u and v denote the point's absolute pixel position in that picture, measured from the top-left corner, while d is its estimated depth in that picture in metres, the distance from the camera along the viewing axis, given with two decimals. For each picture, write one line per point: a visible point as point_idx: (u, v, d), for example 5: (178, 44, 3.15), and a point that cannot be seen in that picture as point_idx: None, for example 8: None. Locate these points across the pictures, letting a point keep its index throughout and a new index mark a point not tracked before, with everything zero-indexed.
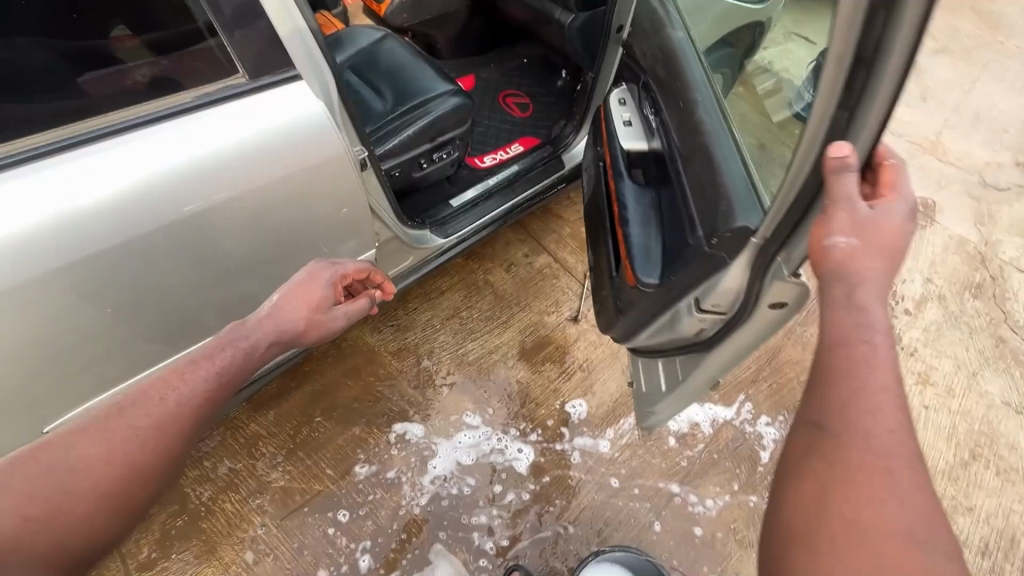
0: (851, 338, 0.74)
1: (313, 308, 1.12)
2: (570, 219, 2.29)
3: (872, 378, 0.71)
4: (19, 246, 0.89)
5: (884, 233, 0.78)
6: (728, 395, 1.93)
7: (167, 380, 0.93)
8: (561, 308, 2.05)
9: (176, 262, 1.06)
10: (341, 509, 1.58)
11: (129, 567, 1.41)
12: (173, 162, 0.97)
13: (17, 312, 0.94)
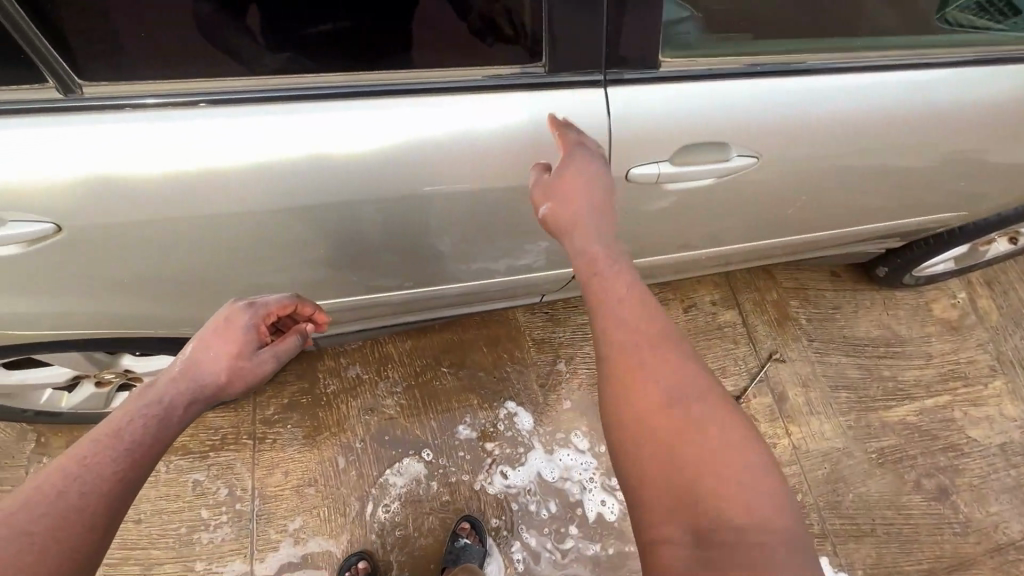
0: (585, 271, 0.81)
1: (238, 354, 0.88)
2: (780, 285, 1.95)
3: (609, 294, 0.78)
4: (284, 176, 0.90)
5: (574, 190, 0.86)
6: None
7: (63, 470, 0.67)
8: (723, 379, 1.78)
9: (386, 228, 1.03)
10: (426, 448, 1.61)
11: (255, 416, 1.58)
12: (443, 138, 0.93)
13: (256, 228, 0.96)
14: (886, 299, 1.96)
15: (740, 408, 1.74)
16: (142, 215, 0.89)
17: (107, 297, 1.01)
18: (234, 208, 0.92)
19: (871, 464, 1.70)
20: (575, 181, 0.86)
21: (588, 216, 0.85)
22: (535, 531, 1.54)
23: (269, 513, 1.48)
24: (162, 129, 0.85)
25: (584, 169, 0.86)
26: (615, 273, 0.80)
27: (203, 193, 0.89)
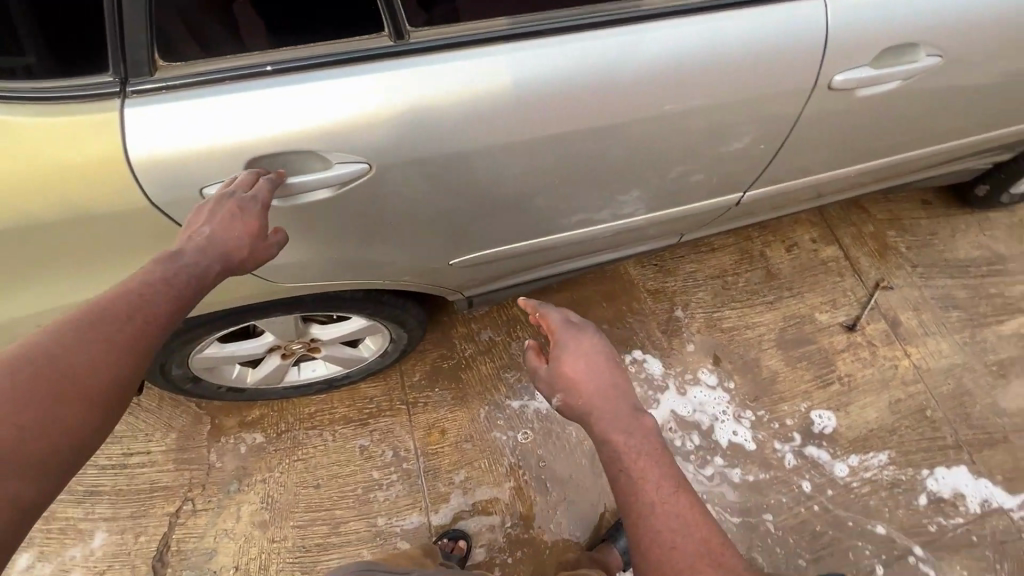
0: (611, 469, 0.75)
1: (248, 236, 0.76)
2: (876, 217, 1.99)
3: (639, 497, 0.71)
4: (551, 102, 0.96)
5: (575, 372, 0.83)
6: (1014, 482, 1.60)
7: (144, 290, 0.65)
8: (836, 310, 1.84)
9: (601, 158, 1.08)
10: None
11: (405, 382, 1.68)
12: (688, 58, 1.00)
13: (513, 159, 1.00)
14: (980, 220, 2.00)
15: (857, 336, 1.80)
16: (416, 155, 0.92)
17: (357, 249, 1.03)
18: (488, 145, 0.95)
19: (992, 375, 1.74)
20: (578, 364, 0.83)
21: (599, 390, 0.81)
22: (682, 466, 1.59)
23: (435, 469, 1.58)
24: (440, 69, 0.88)
25: (577, 349, 0.85)
26: (645, 461, 0.74)
27: (483, 124, 0.93)
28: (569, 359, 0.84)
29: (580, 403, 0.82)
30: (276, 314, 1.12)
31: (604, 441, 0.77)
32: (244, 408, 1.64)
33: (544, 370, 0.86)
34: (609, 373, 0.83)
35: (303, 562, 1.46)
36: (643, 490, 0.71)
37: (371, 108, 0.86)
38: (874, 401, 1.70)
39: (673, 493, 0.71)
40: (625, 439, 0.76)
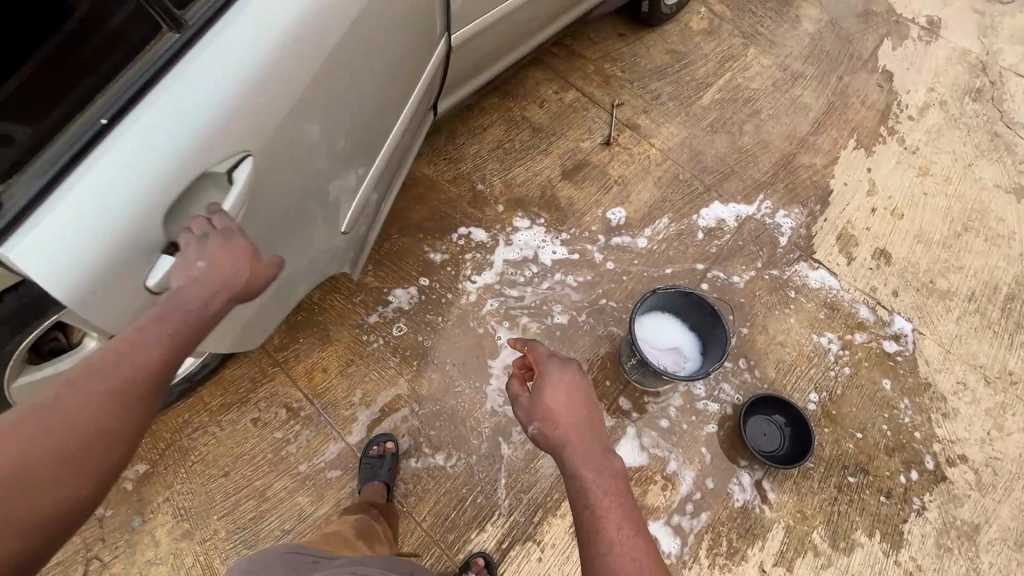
0: (576, 498, 0.87)
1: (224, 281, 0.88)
2: (592, 57, 2.41)
3: (608, 517, 0.84)
4: (285, 72, 0.96)
5: (555, 403, 0.97)
6: (749, 196, 2.14)
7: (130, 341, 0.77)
8: (593, 135, 2.23)
9: (367, 80, 1.18)
10: (421, 277, 1.87)
11: (268, 348, 1.71)
12: None
13: (289, 132, 1.03)
14: (661, 34, 2.53)
15: (615, 147, 2.21)
16: (227, 154, 0.92)
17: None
18: (281, 109, 0.98)
19: (709, 134, 2.28)
20: (558, 395, 0.98)
21: (568, 428, 0.94)
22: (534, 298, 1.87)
23: (332, 402, 1.65)
24: (179, 110, 0.85)
25: (557, 387, 0.99)
26: (609, 504, 0.85)
27: (245, 128, 0.93)
28: (551, 390, 0.98)
29: (556, 432, 0.94)
30: None
31: (574, 474, 0.89)
32: None
33: (525, 399, 1.00)
34: (587, 410, 0.98)
35: (245, 539, 1.47)
36: (604, 524, 0.83)
37: (158, 176, 0.84)
38: (645, 186, 2.13)
39: (626, 525, 0.83)
40: (593, 475, 0.89)
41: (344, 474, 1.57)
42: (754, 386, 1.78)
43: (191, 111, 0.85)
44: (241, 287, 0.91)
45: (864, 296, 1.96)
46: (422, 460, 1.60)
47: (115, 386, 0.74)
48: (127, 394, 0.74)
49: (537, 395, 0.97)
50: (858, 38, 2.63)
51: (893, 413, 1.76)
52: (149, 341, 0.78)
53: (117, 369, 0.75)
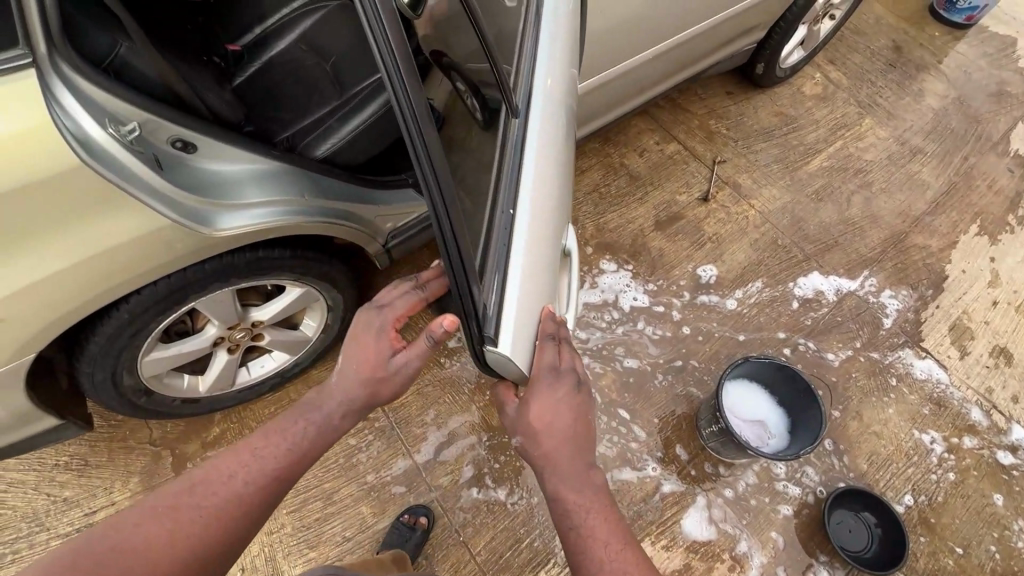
0: (563, 520, 0.86)
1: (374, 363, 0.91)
2: (697, 112, 2.42)
3: (594, 541, 0.83)
4: (562, 161, 1.04)
5: (541, 421, 0.86)
6: (852, 270, 2.04)
7: (268, 437, 0.91)
8: (691, 189, 2.22)
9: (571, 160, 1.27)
10: None
11: None
12: (571, 61, 1.15)
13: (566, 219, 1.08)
14: (771, 96, 2.49)
15: (713, 203, 2.18)
16: (555, 239, 0.95)
17: (299, 221, 1.18)
18: (564, 194, 1.05)
19: (813, 201, 2.20)
20: (555, 408, 0.87)
21: (559, 448, 0.87)
22: (613, 345, 1.85)
23: (405, 418, 1.69)
24: (531, 206, 0.88)
25: (547, 403, 0.86)
26: (596, 523, 0.85)
27: (558, 214, 0.98)
28: (538, 402, 0.86)
29: (539, 452, 0.88)
30: (213, 288, 1.20)
31: (557, 495, 0.87)
32: (201, 429, 1.65)
33: (513, 415, 0.89)
34: (579, 425, 0.89)
35: (308, 539, 1.52)
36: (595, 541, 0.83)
37: (538, 263, 0.86)
38: (740, 246, 2.08)
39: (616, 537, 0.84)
40: (577, 493, 0.86)
41: (408, 491, 1.59)
42: (841, 475, 1.65)
43: (543, 189, 0.92)
44: (376, 387, 0.92)
45: (978, 397, 1.79)
46: (484, 492, 1.59)
47: (218, 506, 0.83)
48: (236, 504, 0.84)
49: (523, 415, 0.87)
50: (989, 118, 2.47)
51: (1003, 533, 1.58)
52: (258, 459, 0.88)
53: (223, 490, 0.84)
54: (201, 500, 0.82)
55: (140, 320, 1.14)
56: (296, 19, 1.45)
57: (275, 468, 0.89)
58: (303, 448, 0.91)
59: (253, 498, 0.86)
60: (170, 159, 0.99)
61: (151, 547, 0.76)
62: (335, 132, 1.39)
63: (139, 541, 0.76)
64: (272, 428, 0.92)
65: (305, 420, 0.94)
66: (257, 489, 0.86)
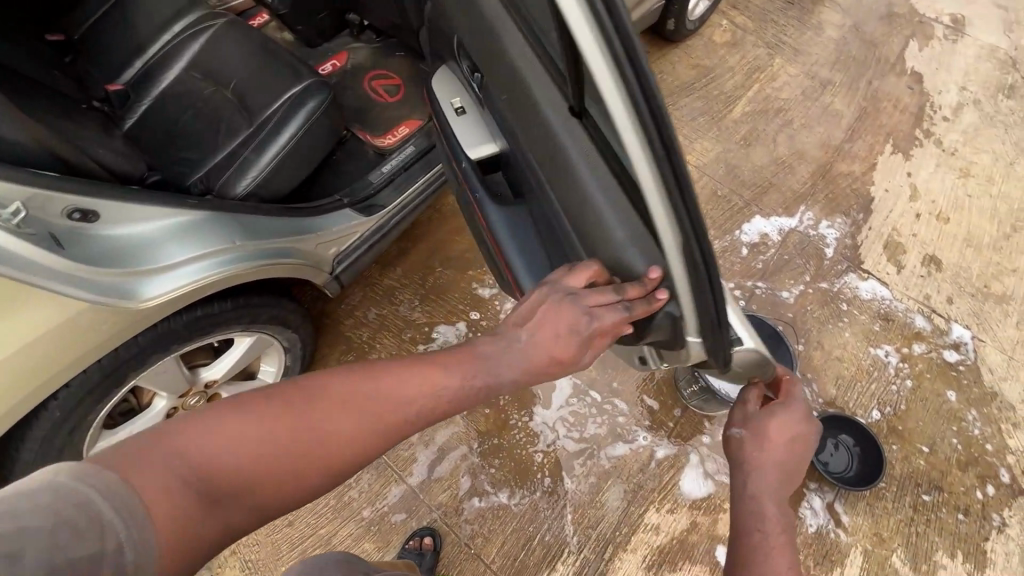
0: (750, 525, 0.85)
1: (561, 360, 0.84)
2: None
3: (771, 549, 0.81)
4: None
5: (774, 431, 0.95)
6: (790, 208, 2.12)
7: (428, 377, 0.81)
8: None
9: None
10: (471, 312, 1.87)
11: None
12: None
13: None
14: (685, 50, 2.52)
15: None
16: None
17: (234, 271, 1.08)
18: None
19: (743, 148, 2.26)
20: (780, 429, 0.95)
21: (774, 460, 0.92)
22: None
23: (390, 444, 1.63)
24: None
25: (785, 425, 0.95)
26: (782, 545, 0.82)
27: None
28: (778, 420, 0.96)
29: (756, 455, 0.94)
30: (152, 362, 1.08)
31: (755, 497, 0.89)
32: None
33: (754, 411, 0.99)
34: (792, 456, 0.94)
35: None
36: (765, 518, 0.85)
37: None
38: None
39: (782, 535, 0.83)
40: (777, 509, 0.87)
41: (409, 517, 1.55)
42: (816, 405, 1.74)
43: None
44: (562, 363, 0.85)
45: (919, 305, 1.92)
46: (486, 499, 1.57)
47: (335, 440, 0.71)
48: (362, 445, 0.73)
49: (766, 417, 0.96)
50: (883, 41, 2.60)
51: (961, 425, 1.72)
52: (401, 405, 0.77)
53: (379, 413, 0.75)
54: (355, 422, 0.73)
55: (75, 415, 1.02)
56: (185, 44, 1.41)
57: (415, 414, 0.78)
58: (455, 401, 0.81)
59: (395, 430, 0.77)
60: (67, 234, 0.88)
61: (298, 443, 0.69)
62: (253, 165, 1.26)
63: (293, 429, 0.69)
64: (445, 362, 0.83)
65: (476, 379, 0.83)
66: (399, 425, 0.77)
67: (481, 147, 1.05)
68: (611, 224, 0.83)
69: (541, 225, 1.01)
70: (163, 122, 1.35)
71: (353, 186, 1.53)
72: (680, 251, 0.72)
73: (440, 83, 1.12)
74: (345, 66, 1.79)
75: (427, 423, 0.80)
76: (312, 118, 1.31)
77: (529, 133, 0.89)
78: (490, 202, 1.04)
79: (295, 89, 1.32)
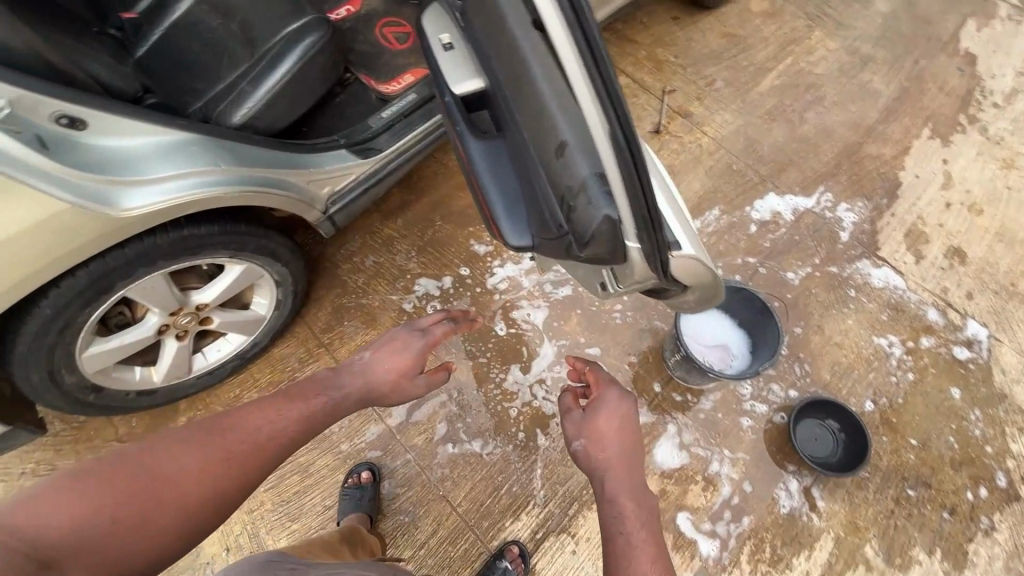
0: (610, 532, 0.97)
1: (404, 372, 1.12)
2: (645, 43, 2.32)
3: (632, 540, 0.95)
4: None
5: (605, 425, 1.11)
6: (808, 187, 2.02)
7: (265, 410, 0.94)
8: (642, 124, 2.15)
9: None
10: (463, 266, 1.90)
11: (315, 329, 1.76)
12: None
13: None
14: (717, 17, 2.40)
15: (665, 135, 2.13)
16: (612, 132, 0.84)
17: (215, 193, 1.12)
18: None
19: (766, 123, 2.16)
20: (608, 421, 1.12)
21: (615, 447, 1.08)
22: (555, 286, 1.87)
23: None
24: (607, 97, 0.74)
25: (609, 414, 1.12)
26: (643, 537, 0.96)
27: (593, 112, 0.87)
28: (604, 412, 1.13)
29: (598, 454, 1.08)
30: (140, 274, 1.15)
31: (613, 501, 1.02)
32: (168, 420, 1.63)
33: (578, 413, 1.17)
34: (627, 443, 1.09)
35: (289, 511, 1.53)
36: (624, 518, 0.98)
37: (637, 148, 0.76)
38: (695, 176, 2.05)
39: (642, 531, 0.96)
40: (630, 504, 1.00)
41: (384, 455, 1.60)
42: (807, 389, 1.69)
43: None
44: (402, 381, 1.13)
45: (933, 298, 1.82)
46: (459, 446, 1.61)
47: (168, 489, 0.78)
48: (205, 475, 0.82)
49: (592, 418, 1.12)
50: (939, 18, 2.41)
51: (961, 424, 1.64)
52: (226, 442, 0.87)
53: (233, 447, 0.86)
54: (211, 456, 0.84)
55: (65, 315, 1.09)
56: None
57: (256, 441, 0.89)
58: (295, 426, 0.95)
59: (249, 454, 0.87)
60: (55, 137, 0.93)
61: (142, 499, 0.76)
62: (250, 96, 1.29)
63: (136, 493, 0.76)
64: (287, 405, 0.97)
65: (326, 396, 1.03)
66: (255, 453, 0.88)
67: (466, 84, 0.98)
68: (563, 129, 0.71)
69: (518, 156, 0.85)
70: (172, 55, 1.39)
71: (354, 129, 1.55)
72: (607, 135, 0.65)
73: (431, 19, 1.06)
74: (360, 11, 1.79)
75: (269, 451, 0.90)
76: (308, 54, 1.32)
77: (485, 38, 0.77)
78: (470, 136, 0.93)
79: (294, 24, 1.34)
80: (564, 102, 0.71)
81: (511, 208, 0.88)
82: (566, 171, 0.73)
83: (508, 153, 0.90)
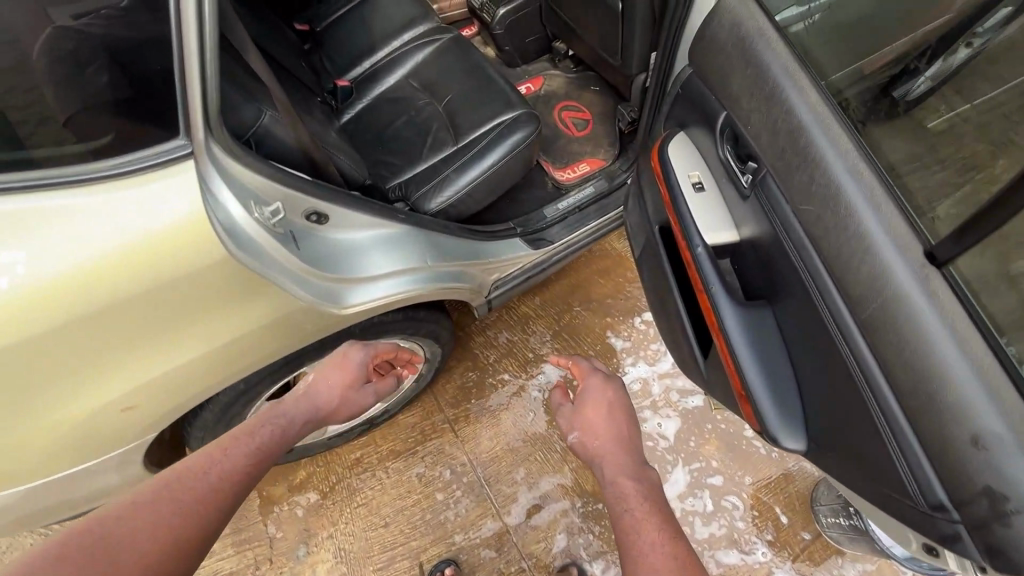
0: (617, 510, 0.86)
1: (350, 386, 1.04)
2: None
3: (641, 519, 0.83)
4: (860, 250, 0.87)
5: (593, 413, 1.03)
6: None
7: (216, 449, 0.82)
8: None
9: None
10: (597, 359, 1.80)
11: (442, 402, 1.72)
12: None
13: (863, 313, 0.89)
14: None
15: None
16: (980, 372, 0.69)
17: (417, 291, 1.09)
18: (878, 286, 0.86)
19: None
20: (598, 411, 1.03)
21: (610, 427, 1.00)
22: (693, 398, 1.75)
23: (494, 474, 1.62)
24: None
25: (595, 401, 1.04)
26: (648, 515, 0.84)
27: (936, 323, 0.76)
28: (591, 400, 1.05)
29: (593, 442, 0.99)
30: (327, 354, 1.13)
31: (613, 483, 0.91)
32: (289, 471, 1.63)
33: (569, 408, 1.08)
34: (619, 425, 1.00)
35: None
36: (627, 499, 0.87)
37: None
38: None
39: (647, 505, 0.85)
40: (631, 481, 0.90)
41: (498, 557, 1.51)
42: None
43: None
44: (343, 398, 1.03)
45: None
46: (578, 564, 1.50)
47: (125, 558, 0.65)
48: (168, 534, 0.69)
49: (581, 407, 1.04)
50: None
51: None
52: (178, 492, 0.74)
53: (176, 507, 0.72)
54: (154, 521, 0.69)
55: (256, 387, 1.08)
56: (409, 52, 1.47)
57: (213, 482, 0.77)
58: (260, 453, 0.85)
59: (207, 499, 0.75)
60: (303, 232, 0.92)
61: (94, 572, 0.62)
62: (452, 184, 1.29)
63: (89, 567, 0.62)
64: (231, 442, 0.83)
65: (271, 426, 0.91)
66: (206, 497, 0.75)
67: (720, 237, 0.92)
68: (987, 416, 0.57)
69: (808, 354, 0.77)
70: (376, 123, 1.42)
71: (530, 215, 1.52)
72: None
73: (677, 155, 1.01)
74: (540, 91, 1.79)
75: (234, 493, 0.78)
76: (517, 149, 1.32)
77: (823, 244, 0.71)
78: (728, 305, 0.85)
79: (506, 116, 1.34)
80: (980, 364, 0.58)
81: (785, 406, 0.80)
82: (996, 471, 0.56)
83: (782, 338, 0.83)
